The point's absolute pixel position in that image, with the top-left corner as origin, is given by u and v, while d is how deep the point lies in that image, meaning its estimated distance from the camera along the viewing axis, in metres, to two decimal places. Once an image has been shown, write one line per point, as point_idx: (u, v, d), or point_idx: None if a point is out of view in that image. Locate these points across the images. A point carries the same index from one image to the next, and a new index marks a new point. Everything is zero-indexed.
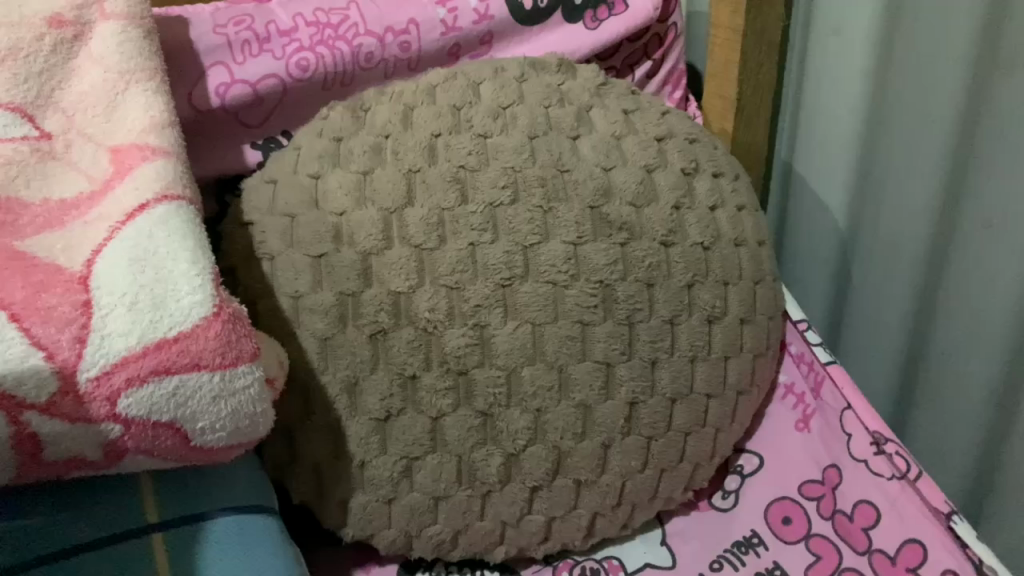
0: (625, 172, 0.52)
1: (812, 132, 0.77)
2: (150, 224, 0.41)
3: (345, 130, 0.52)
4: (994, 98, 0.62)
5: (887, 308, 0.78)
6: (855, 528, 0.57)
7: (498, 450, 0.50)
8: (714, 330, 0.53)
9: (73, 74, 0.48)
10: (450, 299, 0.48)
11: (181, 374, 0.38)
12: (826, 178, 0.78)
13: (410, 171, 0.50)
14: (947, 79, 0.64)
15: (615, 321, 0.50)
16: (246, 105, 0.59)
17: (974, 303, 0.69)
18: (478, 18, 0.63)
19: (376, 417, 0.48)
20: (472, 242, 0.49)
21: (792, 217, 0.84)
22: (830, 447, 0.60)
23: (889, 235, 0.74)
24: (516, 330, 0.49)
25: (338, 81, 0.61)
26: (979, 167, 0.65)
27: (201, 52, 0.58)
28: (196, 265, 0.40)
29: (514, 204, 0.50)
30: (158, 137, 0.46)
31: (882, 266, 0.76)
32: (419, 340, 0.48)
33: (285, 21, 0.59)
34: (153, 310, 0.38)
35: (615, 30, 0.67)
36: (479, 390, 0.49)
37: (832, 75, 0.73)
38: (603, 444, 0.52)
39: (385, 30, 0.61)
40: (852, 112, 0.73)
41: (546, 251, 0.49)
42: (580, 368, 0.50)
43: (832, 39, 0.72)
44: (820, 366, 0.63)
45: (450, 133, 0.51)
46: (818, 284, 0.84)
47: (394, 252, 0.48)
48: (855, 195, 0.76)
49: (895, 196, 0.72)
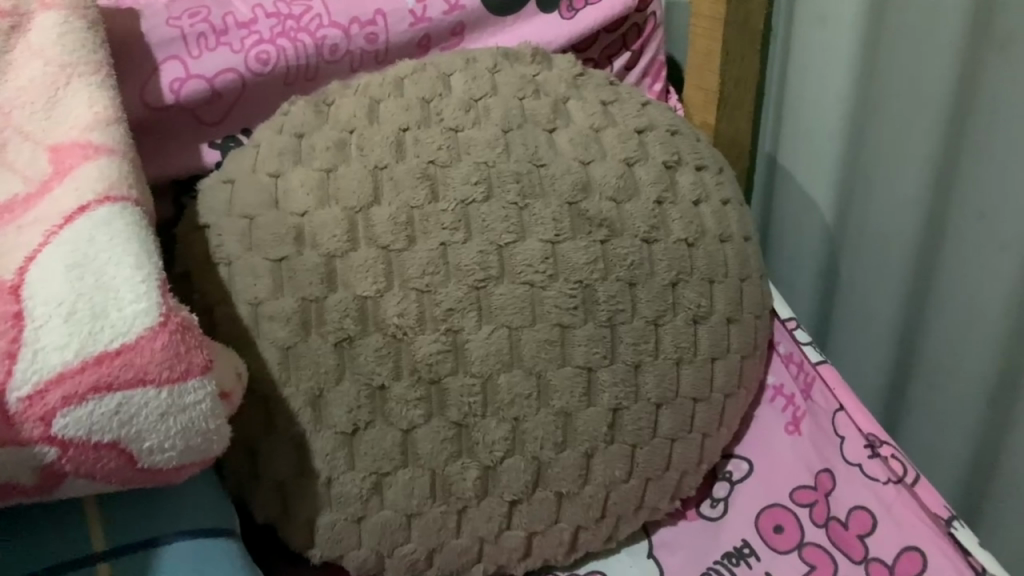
0: (605, 166, 0.50)
1: (797, 127, 0.75)
2: (89, 228, 0.38)
3: (307, 125, 0.49)
4: (991, 82, 0.59)
5: (879, 305, 0.75)
6: (850, 536, 0.55)
7: (474, 463, 0.46)
8: (699, 331, 0.51)
9: (9, 68, 0.45)
10: (420, 303, 0.45)
11: (123, 391, 0.35)
12: (813, 172, 0.75)
13: (376, 168, 0.47)
14: (938, 65, 0.62)
15: (596, 323, 0.48)
16: (203, 102, 0.56)
17: (971, 293, 0.67)
18: (449, 8, 0.60)
19: (342, 431, 0.45)
20: (444, 241, 0.46)
21: (778, 214, 0.81)
22: (822, 451, 0.58)
23: (881, 227, 0.72)
24: (492, 334, 0.46)
25: (301, 76, 0.58)
26: (976, 151, 0.62)
27: (154, 46, 0.55)
28: (141, 270, 0.37)
29: (487, 200, 0.47)
30: (102, 134, 0.43)
31: (873, 262, 0.74)
32: (387, 347, 0.45)
33: (244, 12, 0.56)
34: (92, 320, 0.35)
35: (592, 20, 0.65)
36: (452, 399, 0.46)
37: (818, 66, 0.71)
38: (586, 453, 0.48)
39: (350, 22, 0.58)
40: (840, 104, 0.71)
41: (522, 250, 0.47)
42: (559, 374, 0.47)
43: (817, 27, 0.69)
44: (810, 366, 0.60)
45: (419, 127, 0.48)
46: (806, 282, 0.81)
47: (360, 254, 0.45)
48: (843, 192, 0.74)
49: (884, 190, 0.70)
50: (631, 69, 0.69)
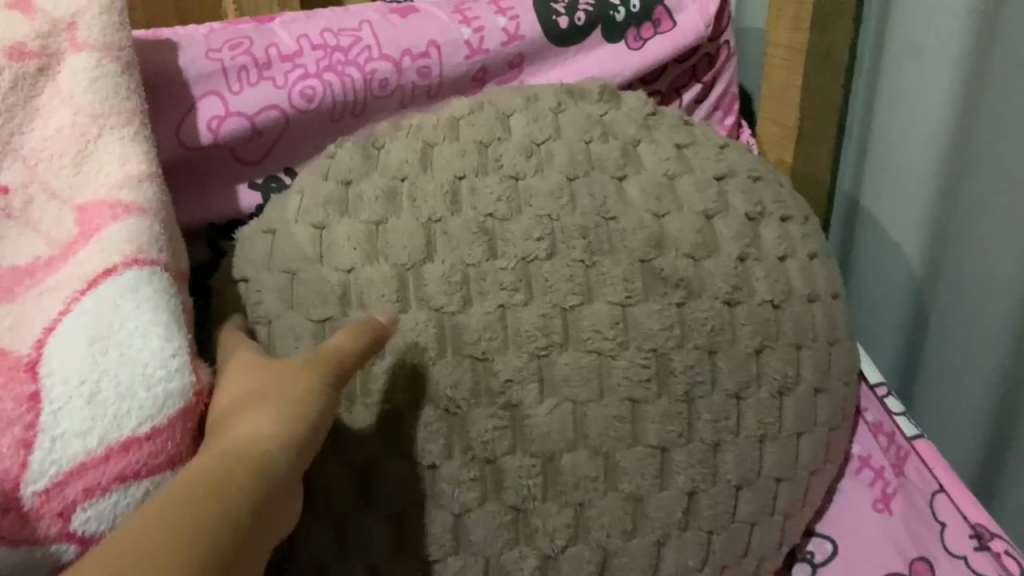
0: (680, 219, 0.45)
1: (883, 168, 0.69)
2: (114, 295, 0.35)
3: (354, 170, 0.44)
4: None
5: (980, 356, 0.70)
6: None
7: (533, 552, 0.41)
8: (785, 404, 0.46)
9: (35, 114, 0.41)
10: (476, 373, 0.41)
11: (152, 477, 0.33)
12: (901, 216, 0.70)
13: (429, 221, 0.43)
14: None
15: (671, 398, 0.43)
16: (243, 140, 0.52)
17: None
18: (508, 38, 0.57)
19: (387, 513, 0.40)
20: (502, 303, 0.42)
21: (859, 258, 0.75)
22: (919, 536, 0.53)
23: (984, 274, 0.67)
24: (555, 409, 0.41)
25: (348, 112, 0.54)
26: None
27: (190, 81, 0.51)
28: (170, 344, 0.35)
29: (551, 258, 0.42)
30: (134, 192, 0.40)
31: (972, 312, 0.69)
32: (439, 423, 0.40)
33: (289, 44, 0.54)
34: (117, 402, 0.33)
35: (660, 51, 0.60)
36: (509, 481, 0.41)
37: (909, 103, 0.65)
38: (657, 542, 0.43)
39: (401, 54, 0.54)
40: (933, 144, 0.65)
41: (589, 315, 0.42)
42: (630, 455, 0.42)
43: (908, 61, 0.64)
44: (903, 439, 0.56)
45: (476, 175, 0.44)
46: (890, 332, 0.76)
47: (410, 318, 0.41)
48: (937, 237, 0.69)
49: (987, 237, 0.65)
50: (701, 102, 0.64)
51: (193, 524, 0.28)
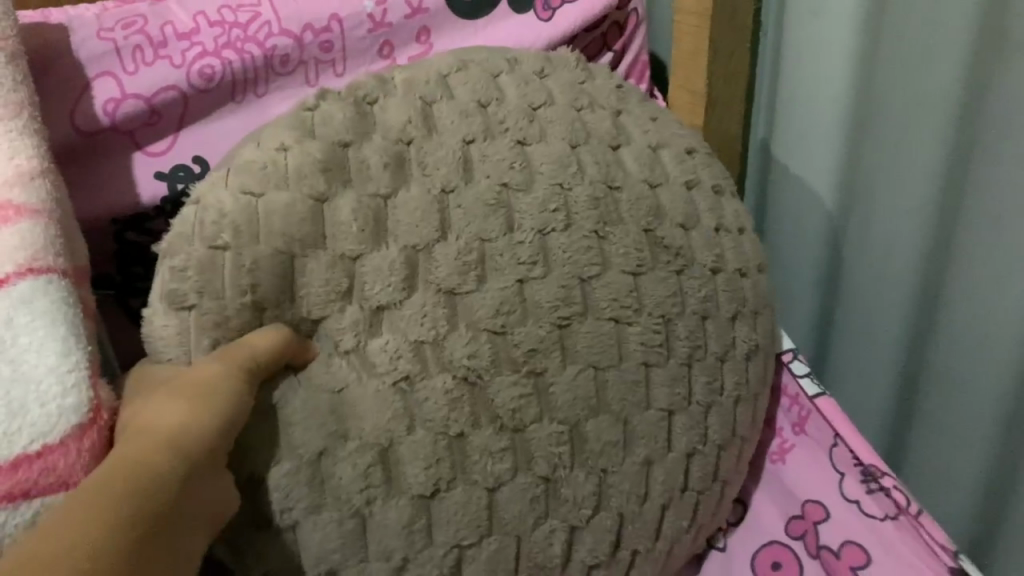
0: (670, 191, 0.46)
1: (873, 88, 0.62)
2: (7, 309, 0.33)
3: (348, 131, 0.40)
4: (991, 95, 0.55)
5: (885, 320, 0.69)
6: (842, 565, 0.55)
7: (561, 525, 0.39)
8: (751, 366, 0.49)
9: None
10: (494, 346, 0.39)
11: (43, 498, 0.31)
12: (806, 172, 0.71)
13: (442, 192, 0.40)
14: (937, 82, 0.57)
15: (676, 361, 0.44)
16: (144, 124, 0.45)
17: (988, 319, 0.61)
18: (411, 11, 0.51)
19: (420, 494, 0.36)
20: (521, 276, 0.40)
21: (776, 208, 0.76)
22: (820, 483, 0.58)
23: (894, 233, 0.65)
24: (578, 376, 0.40)
25: (250, 88, 0.47)
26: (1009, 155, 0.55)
27: (82, 61, 0.44)
28: (67, 359, 0.33)
29: (567, 230, 0.41)
30: (24, 192, 0.36)
31: (876, 276, 0.69)
32: (459, 391, 0.38)
33: (184, 20, 0.46)
34: (8, 420, 0.31)
35: (574, 19, 0.56)
36: (538, 451, 0.39)
37: (811, 63, 0.66)
38: (662, 506, 0.43)
39: (303, 28, 0.48)
40: (827, 107, 0.66)
41: (606, 283, 0.41)
42: (645, 418, 0.42)
43: (810, 19, 0.65)
44: (806, 399, 0.61)
45: (485, 139, 0.41)
46: (801, 286, 0.77)
47: (417, 299, 0.38)
48: (891, 179, 0.64)
49: (881, 204, 0.65)
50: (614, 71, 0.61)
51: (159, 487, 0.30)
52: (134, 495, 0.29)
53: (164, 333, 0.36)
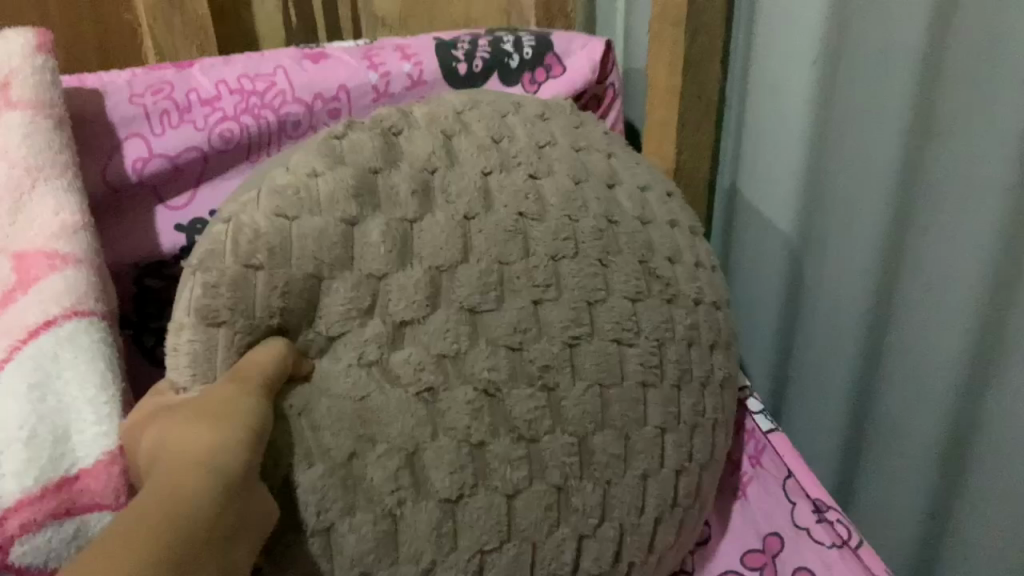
0: (659, 228, 0.50)
1: (826, 130, 0.64)
2: (53, 347, 0.39)
3: (378, 158, 0.41)
4: (934, 135, 0.56)
5: (836, 357, 0.70)
6: None
7: (571, 533, 0.41)
8: (726, 393, 0.53)
9: None
10: (511, 361, 0.41)
11: (82, 515, 0.37)
12: (765, 212, 0.73)
13: (464, 218, 0.42)
14: (884, 122, 0.59)
15: (669, 383, 0.47)
16: (167, 180, 0.51)
17: (922, 356, 0.62)
18: (410, 83, 0.57)
19: (446, 499, 0.38)
20: (536, 298, 0.42)
21: (739, 248, 0.78)
22: (774, 514, 0.60)
23: (841, 271, 0.67)
24: (585, 392, 0.43)
25: (262, 149, 0.54)
26: (946, 193, 0.56)
27: (116, 124, 0.49)
28: (105, 391, 0.39)
29: (575, 257, 0.44)
30: (69, 243, 0.43)
31: (827, 315, 0.70)
32: (479, 401, 0.40)
33: (207, 89, 0.52)
34: (54, 445, 0.37)
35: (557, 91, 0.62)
36: (551, 461, 0.41)
37: (771, 104, 0.68)
38: (655, 519, 0.46)
39: (314, 98, 0.54)
40: (785, 148, 0.68)
41: (610, 308, 0.45)
42: (642, 435, 0.45)
43: (772, 62, 0.67)
44: (762, 434, 0.64)
45: (500, 171, 0.44)
46: (761, 326, 0.78)
47: (439, 316, 0.40)
48: (845, 195, 0.64)
49: (833, 243, 0.67)
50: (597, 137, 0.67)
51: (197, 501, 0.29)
52: (193, 504, 0.29)
53: (190, 347, 0.36)
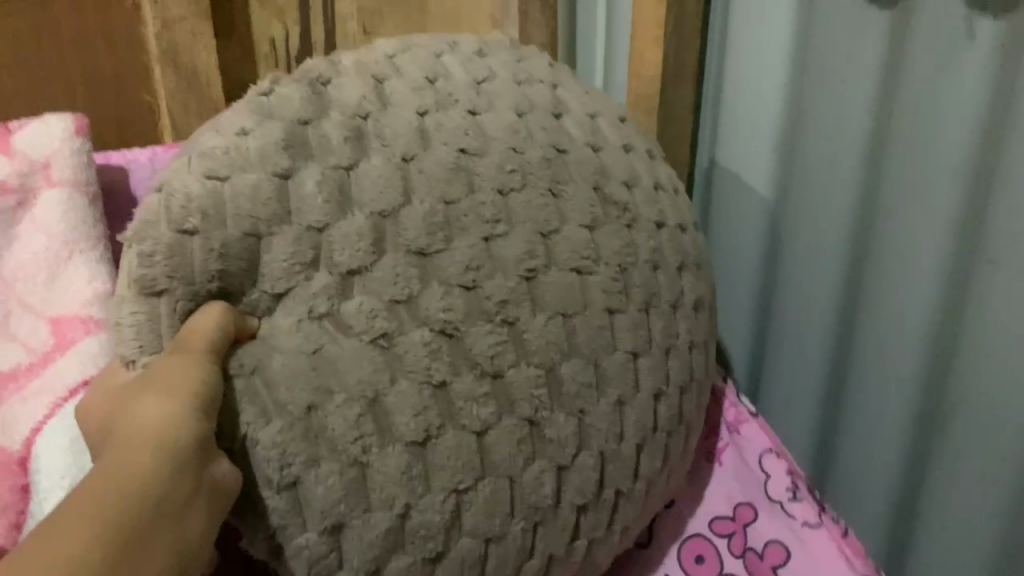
0: (612, 154, 0.49)
1: (803, 106, 0.59)
2: None
3: (307, 109, 0.41)
4: (901, 97, 0.52)
5: (811, 349, 0.64)
6: (765, 566, 0.53)
7: (549, 464, 0.41)
8: (700, 314, 0.52)
9: (15, 240, 0.50)
10: (468, 299, 0.40)
11: None
12: (743, 212, 0.66)
13: (402, 160, 0.41)
14: (857, 111, 0.55)
15: (635, 307, 0.46)
16: None
17: (887, 324, 0.57)
18: None
19: (412, 441, 0.37)
20: (487, 235, 0.41)
21: (716, 237, 0.70)
22: (745, 484, 0.57)
23: (811, 252, 0.61)
24: (548, 323, 0.42)
25: None
26: (909, 161, 0.52)
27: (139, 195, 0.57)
28: None
29: (523, 189, 0.43)
30: (103, 309, 0.48)
31: (792, 291, 0.64)
32: (437, 342, 0.39)
33: None
34: None
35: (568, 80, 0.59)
36: (520, 394, 0.40)
37: (745, 103, 0.63)
38: (638, 445, 0.45)
39: None
40: (763, 125, 0.62)
41: (566, 238, 0.44)
42: (613, 361, 0.44)
43: (746, 53, 0.62)
44: (746, 409, 0.61)
45: (436, 111, 0.43)
46: (744, 296, 0.69)
47: (387, 262, 0.39)
48: (817, 174, 0.59)
49: (818, 222, 0.60)
50: None
51: (133, 501, 0.29)
52: (154, 485, 0.30)
53: (133, 320, 0.36)
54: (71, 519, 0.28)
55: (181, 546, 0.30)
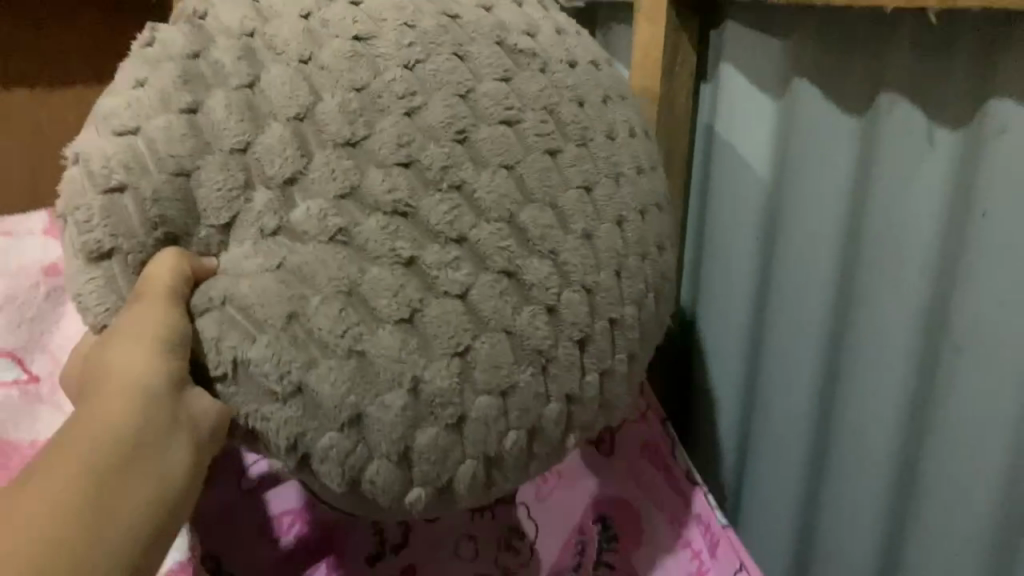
0: (505, 9, 0.49)
1: (783, 191, 0.63)
2: None
3: (193, 43, 0.40)
4: (888, 197, 0.55)
5: (801, 392, 0.65)
6: (623, 538, 0.66)
7: (539, 308, 0.42)
8: (639, 141, 0.52)
9: (50, 322, 0.74)
10: (410, 175, 0.40)
11: None
12: (737, 211, 0.68)
13: (301, 63, 0.40)
14: (832, 192, 0.59)
15: (573, 144, 0.46)
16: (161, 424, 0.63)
17: (875, 375, 0.58)
18: None
19: (400, 319, 0.38)
20: (407, 110, 0.41)
21: (710, 234, 0.72)
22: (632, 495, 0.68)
23: (796, 297, 0.64)
24: (494, 178, 0.42)
25: None
26: (895, 261, 0.55)
27: None
28: None
29: (429, 58, 0.43)
30: None
31: (780, 303, 0.65)
32: (393, 223, 0.39)
33: None
34: None
35: None
36: (489, 250, 0.41)
37: (733, 155, 0.68)
38: (617, 271, 0.46)
39: None
40: (756, 166, 0.66)
41: (486, 93, 0.43)
42: (569, 198, 0.45)
43: (732, 128, 0.68)
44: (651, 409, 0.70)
45: (319, 9, 0.42)
46: (733, 360, 0.72)
47: (319, 161, 0.39)
48: (794, 214, 0.62)
49: (789, 221, 0.63)
50: None
51: (100, 458, 0.33)
52: (117, 440, 0.33)
53: (92, 286, 0.38)
54: (50, 471, 0.32)
55: (163, 480, 0.34)
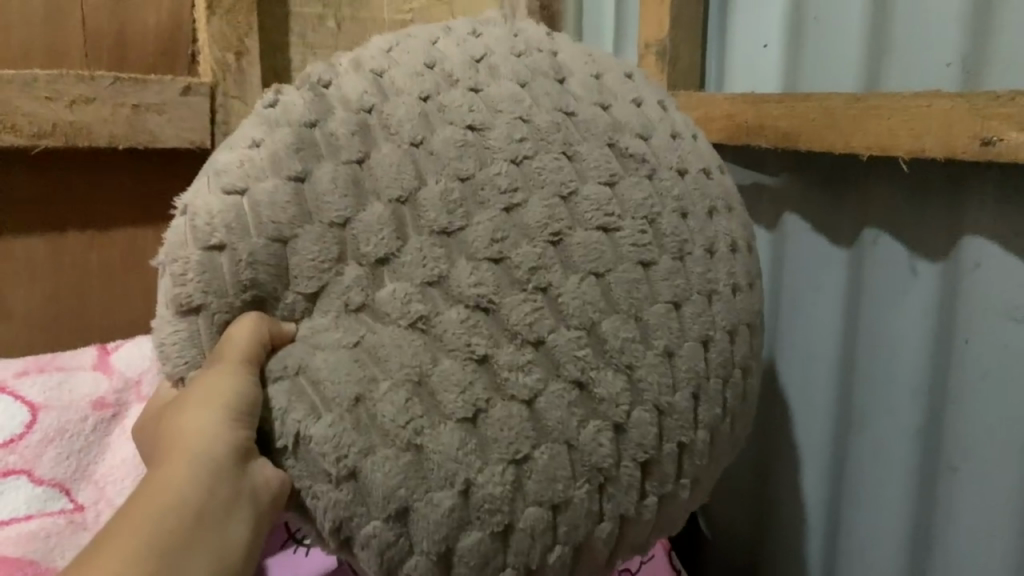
0: (621, 107, 0.48)
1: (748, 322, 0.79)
2: None
3: (312, 113, 0.41)
4: (892, 317, 0.64)
5: (813, 470, 0.73)
6: None
7: (605, 425, 0.41)
8: (739, 257, 0.50)
9: None
10: (497, 272, 0.39)
11: None
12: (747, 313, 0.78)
13: (412, 145, 0.41)
14: (826, 317, 0.70)
15: (669, 256, 0.45)
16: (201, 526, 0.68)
17: (879, 468, 0.67)
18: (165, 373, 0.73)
19: (463, 419, 0.38)
20: (506, 205, 0.40)
21: None
22: None
23: (804, 397, 0.73)
24: (582, 283, 0.41)
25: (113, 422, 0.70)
26: (899, 366, 0.64)
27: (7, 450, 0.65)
28: None
29: (537, 154, 0.42)
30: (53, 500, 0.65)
31: (797, 400, 0.74)
32: (474, 318, 0.39)
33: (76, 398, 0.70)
34: None
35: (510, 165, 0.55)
36: (565, 358, 0.40)
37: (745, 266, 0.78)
38: (694, 394, 0.45)
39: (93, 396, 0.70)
40: None
41: (588, 195, 0.42)
42: (655, 313, 0.43)
43: None
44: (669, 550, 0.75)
45: (438, 94, 0.43)
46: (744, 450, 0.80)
47: (412, 246, 0.39)
48: (802, 322, 0.72)
49: (798, 327, 0.73)
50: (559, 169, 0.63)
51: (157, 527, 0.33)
52: (173, 510, 0.34)
53: (176, 336, 0.40)
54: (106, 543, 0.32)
55: (217, 553, 0.35)
